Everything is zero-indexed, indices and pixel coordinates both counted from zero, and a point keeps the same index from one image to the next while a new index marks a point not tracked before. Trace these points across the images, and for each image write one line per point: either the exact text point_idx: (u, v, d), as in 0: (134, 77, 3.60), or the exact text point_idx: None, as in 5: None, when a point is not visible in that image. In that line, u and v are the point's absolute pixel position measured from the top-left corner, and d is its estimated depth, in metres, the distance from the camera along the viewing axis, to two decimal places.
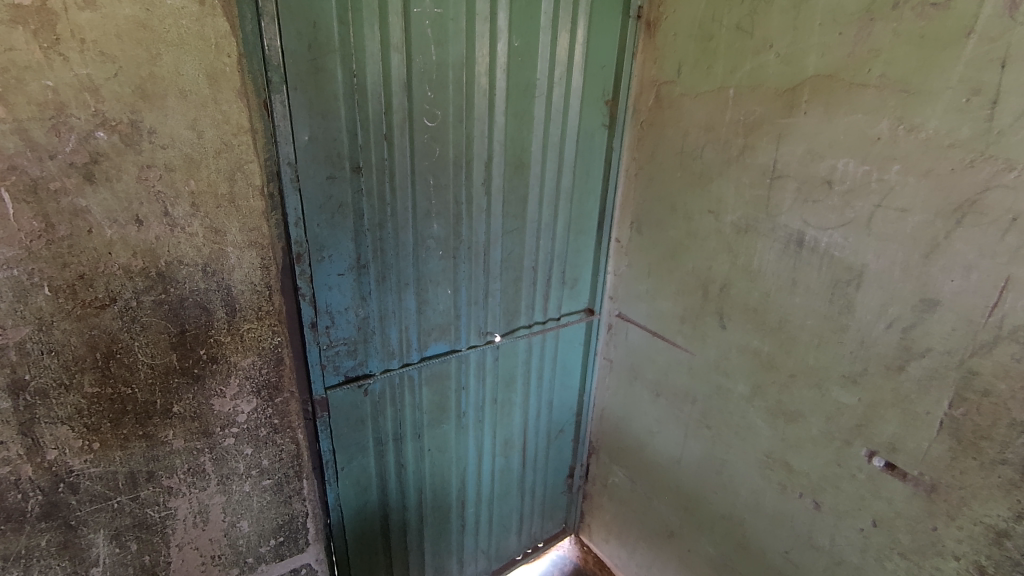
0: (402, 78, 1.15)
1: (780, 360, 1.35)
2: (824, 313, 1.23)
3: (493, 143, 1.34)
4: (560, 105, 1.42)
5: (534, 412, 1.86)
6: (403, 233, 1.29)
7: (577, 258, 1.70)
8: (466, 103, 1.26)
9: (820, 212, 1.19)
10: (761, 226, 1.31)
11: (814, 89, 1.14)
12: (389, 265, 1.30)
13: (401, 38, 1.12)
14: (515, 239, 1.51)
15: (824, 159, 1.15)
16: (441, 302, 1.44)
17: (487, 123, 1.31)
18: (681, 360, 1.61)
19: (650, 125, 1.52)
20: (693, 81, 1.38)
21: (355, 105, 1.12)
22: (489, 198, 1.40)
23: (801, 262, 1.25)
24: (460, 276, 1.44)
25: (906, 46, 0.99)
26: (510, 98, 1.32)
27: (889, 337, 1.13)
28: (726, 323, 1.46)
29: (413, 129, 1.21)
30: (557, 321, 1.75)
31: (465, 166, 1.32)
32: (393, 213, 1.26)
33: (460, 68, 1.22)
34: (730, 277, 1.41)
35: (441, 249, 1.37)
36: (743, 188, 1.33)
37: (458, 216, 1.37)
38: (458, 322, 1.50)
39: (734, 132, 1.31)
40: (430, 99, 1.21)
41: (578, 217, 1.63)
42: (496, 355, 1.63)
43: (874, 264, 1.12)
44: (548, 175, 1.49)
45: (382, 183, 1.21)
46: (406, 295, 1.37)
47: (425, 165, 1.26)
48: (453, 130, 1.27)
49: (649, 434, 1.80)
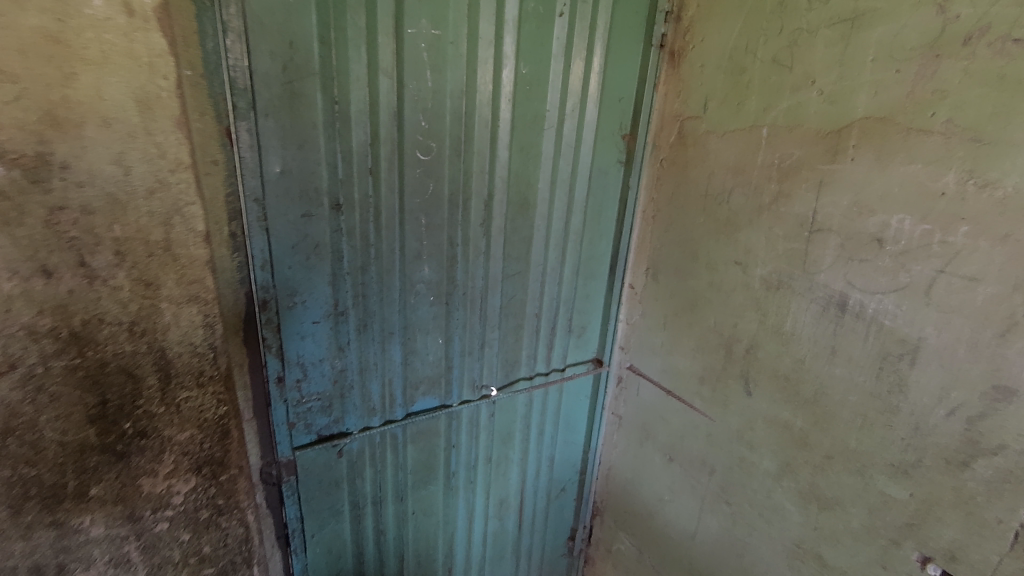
0: (391, 107, 1.02)
1: (814, 438, 1.18)
2: (869, 390, 1.06)
3: (495, 181, 1.20)
4: (572, 138, 1.28)
5: (533, 469, 1.69)
6: (389, 278, 1.15)
7: (585, 304, 1.54)
8: (465, 135, 1.13)
9: (867, 272, 1.03)
10: (796, 283, 1.15)
11: (863, 132, 0.99)
12: (371, 313, 1.16)
13: (392, 61, 0.99)
14: (516, 283, 1.36)
15: (873, 213, 1.00)
16: (431, 353, 1.29)
17: (488, 158, 1.17)
18: (699, 424, 1.44)
19: (671, 164, 1.37)
20: (722, 117, 1.23)
21: (336, 135, 0.99)
22: (488, 240, 1.25)
23: (843, 328, 1.08)
24: (453, 325, 1.29)
25: (980, 88, 0.84)
26: (516, 132, 1.19)
27: (951, 426, 0.96)
28: (751, 389, 1.29)
29: (403, 163, 1.07)
30: (561, 373, 1.59)
31: (461, 205, 1.18)
32: (380, 256, 1.12)
33: (460, 98, 1.09)
34: (758, 337, 1.25)
35: (432, 294, 1.23)
36: (776, 239, 1.17)
37: (453, 259, 1.22)
38: (450, 375, 1.35)
39: (766, 176, 1.16)
40: (423, 130, 1.07)
41: (588, 260, 1.48)
42: (492, 410, 1.47)
43: (933, 339, 0.95)
44: (556, 214, 1.35)
45: (367, 223, 1.07)
46: (390, 346, 1.22)
47: (416, 203, 1.12)
48: (450, 164, 1.13)
49: (660, 502, 1.62)
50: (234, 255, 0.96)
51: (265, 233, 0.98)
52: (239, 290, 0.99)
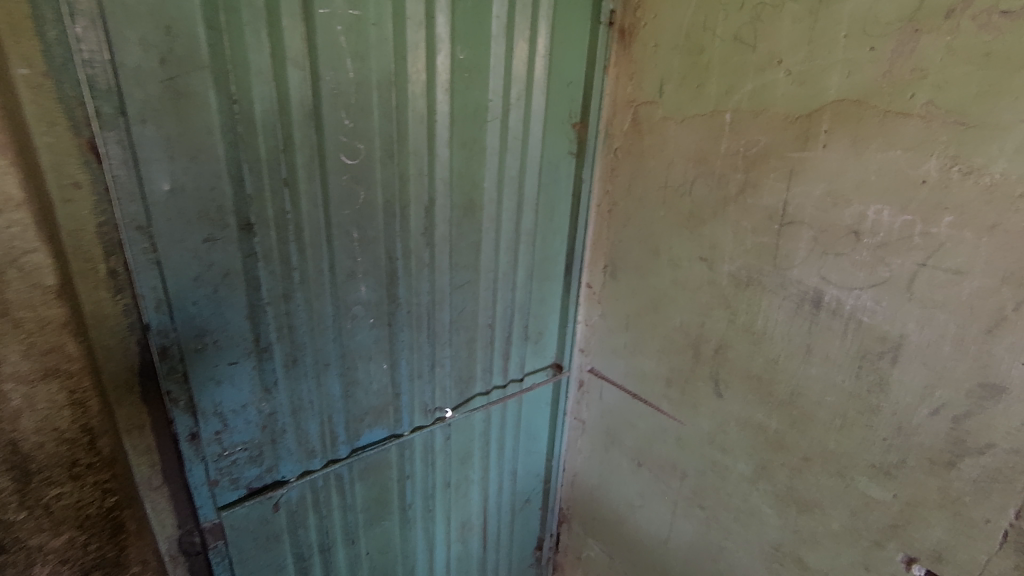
0: (307, 104, 0.85)
1: (791, 439, 1.12)
2: (849, 390, 1.01)
3: (435, 184, 1.05)
4: (518, 131, 1.15)
5: (495, 486, 1.58)
6: (318, 304, 0.99)
7: (541, 308, 1.43)
8: (399, 133, 0.97)
9: (843, 267, 0.96)
10: (766, 279, 1.08)
11: (836, 116, 0.91)
12: (300, 346, 0.99)
13: (302, 49, 0.82)
14: (466, 294, 1.23)
15: (849, 203, 0.93)
16: (375, 381, 1.14)
17: (426, 158, 1.02)
18: (667, 428, 1.37)
19: (626, 154, 1.27)
20: (679, 103, 1.13)
21: (240, 141, 0.81)
22: (432, 250, 1.11)
23: (818, 326, 1.02)
24: (398, 348, 1.14)
25: (964, 65, 0.78)
26: (456, 127, 1.04)
27: (935, 425, 0.91)
28: (722, 391, 1.22)
29: (326, 170, 0.91)
30: (520, 385, 1.49)
31: (399, 213, 1.03)
32: (306, 281, 0.95)
33: (389, 90, 0.93)
34: (727, 336, 1.18)
35: (371, 316, 1.07)
36: (743, 233, 1.09)
37: (393, 275, 1.07)
38: (398, 402, 1.20)
39: (731, 166, 1.07)
40: (348, 129, 0.91)
41: (541, 262, 1.36)
42: (448, 432, 1.34)
43: (915, 336, 0.90)
44: (505, 215, 1.22)
45: (288, 243, 0.91)
46: (326, 380, 1.06)
47: (344, 215, 0.96)
48: (382, 168, 0.97)
49: (630, 507, 1.55)
50: (118, 297, 0.80)
51: (157, 268, 0.81)
52: (130, 339, 0.83)
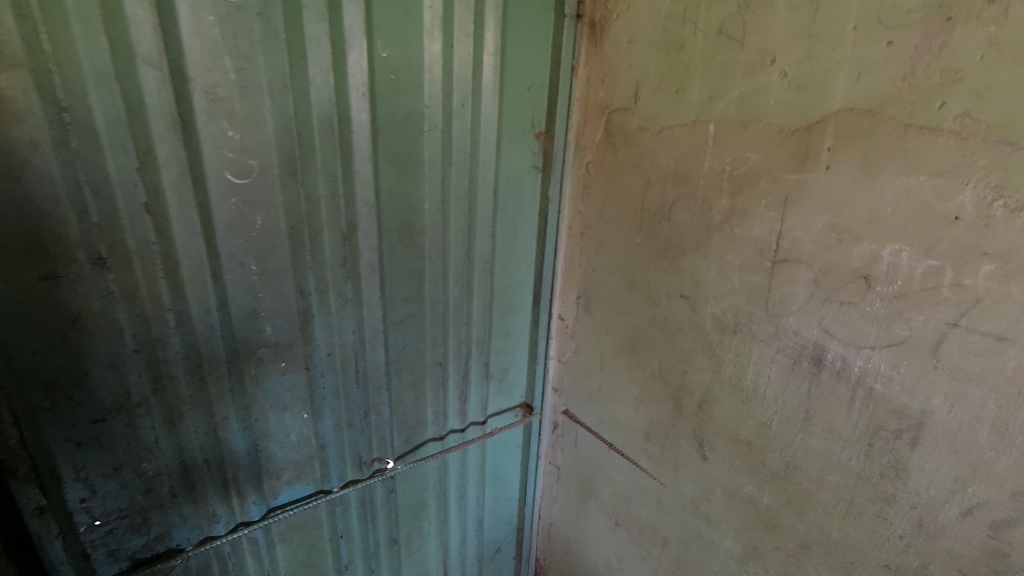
0: (170, 112, 0.69)
1: (786, 520, 0.92)
2: (857, 471, 0.80)
3: (355, 207, 0.89)
4: (465, 142, 0.97)
5: (457, 539, 1.40)
6: (208, 349, 0.83)
7: (505, 343, 1.25)
8: (302, 148, 0.80)
9: (850, 320, 0.76)
10: (757, 327, 0.88)
11: (842, 131, 0.72)
12: (185, 399, 0.83)
13: (158, 44, 0.66)
14: (407, 331, 1.06)
15: (858, 240, 0.73)
16: (292, 433, 0.97)
17: (341, 177, 0.85)
18: (646, 487, 1.18)
19: (599, 169, 1.08)
20: (656, 110, 0.94)
21: (77, 158, 0.65)
22: (356, 284, 0.94)
23: (818, 389, 0.82)
24: (319, 395, 0.98)
25: (1012, 66, 0.57)
26: (381, 139, 0.88)
27: (967, 529, 0.71)
28: (706, 453, 1.03)
29: (205, 192, 0.75)
30: (483, 429, 1.30)
31: (310, 241, 0.86)
32: (187, 323, 0.80)
33: (285, 95, 0.77)
34: (712, 391, 0.98)
35: (281, 360, 0.91)
36: (729, 270, 0.89)
37: (307, 313, 0.90)
38: (325, 455, 1.04)
39: (715, 188, 0.88)
40: (232, 143, 0.75)
41: (502, 292, 1.18)
42: (391, 485, 1.17)
43: (941, 414, 0.70)
44: (453, 240, 1.04)
45: (157, 280, 0.75)
46: (226, 435, 0.90)
47: (235, 245, 0.80)
48: (283, 188, 0.81)
49: (607, 568, 1.36)
50: None
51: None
52: None
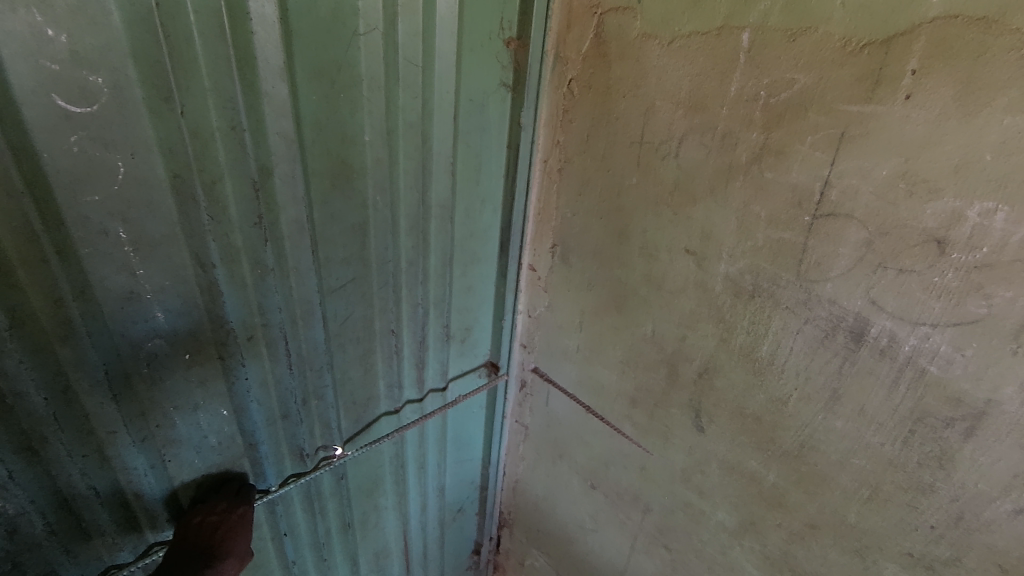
0: None
1: (793, 500, 0.83)
2: (888, 458, 0.70)
3: (266, 143, 0.64)
4: (416, 49, 0.72)
5: (417, 508, 1.28)
6: (70, 349, 0.60)
7: (466, 300, 1.06)
8: (175, 58, 0.54)
9: (908, 292, 0.62)
10: (781, 291, 0.73)
11: (936, 46, 0.53)
12: (45, 418, 0.61)
13: None
14: (350, 298, 0.84)
15: (936, 194, 0.57)
16: (210, 435, 0.77)
17: (243, 102, 0.60)
18: (629, 454, 1.07)
19: (586, 89, 0.86)
20: (666, 10, 0.72)
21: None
22: (278, 247, 0.71)
23: (854, 368, 0.70)
24: (241, 389, 0.77)
25: None
26: (297, 44, 0.62)
27: (1017, 527, 0.62)
28: (703, 424, 0.91)
29: (19, 127, 0.49)
30: (444, 396, 1.14)
31: (206, 194, 0.62)
32: (27, 319, 0.55)
33: None
34: (715, 358, 0.85)
35: (183, 352, 0.69)
36: (753, 222, 0.73)
37: (212, 288, 0.68)
38: (256, 453, 0.84)
39: (744, 119, 0.69)
40: (54, 49, 0.48)
41: (464, 242, 0.97)
42: (340, 471, 1.00)
43: (1012, 406, 0.59)
44: (404, 182, 0.81)
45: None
46: (116, 452, 0.68)
47: (87, 205, 0.55)
48: (154, 120, 0.55)
49: (580, 528, 1.29)
50: None
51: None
52: None
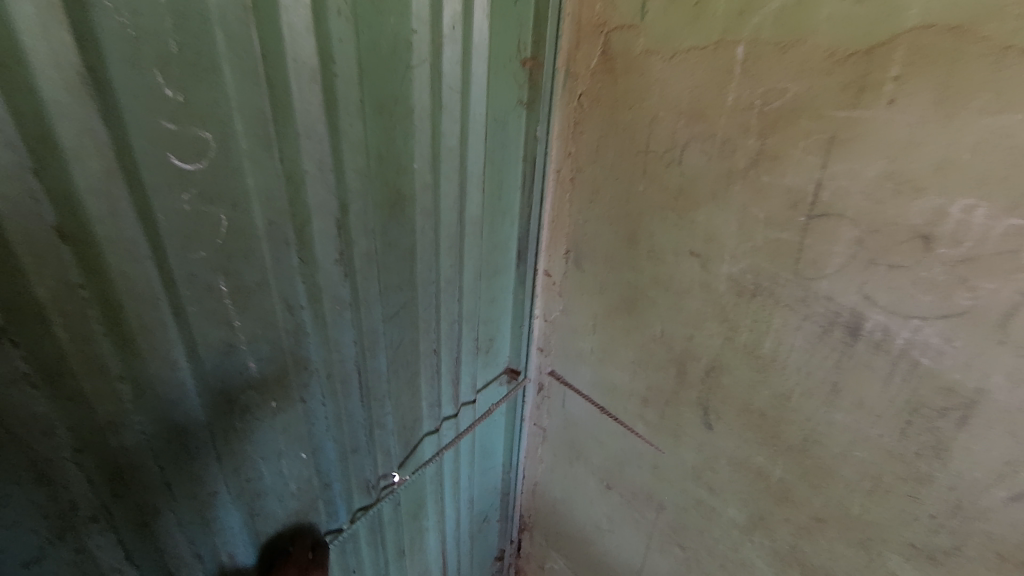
0: (74, 67, 0.44)
1: (799, 494, 0.85)
2: (888, 450, 0.73)
3: (345, 179, 0.68)
4: (454, 77, 0.77)
5: (453, 525, 1.33)
6: (182, 415, 0.63)
7: (491, 311, 1.11)
8: (274, 105, 0.58)
9: (899, 287, 0.65)
10: (781, 289, 0.77)
11: (915, 55, 0.57)
12: (159, 487, 0.64)
13: None
14: (402, 324, 0.88)
15: (921, 193, 0.61)
16: (290, 481, 0.81)
17: (328, 141, 0.64)
18: (642, 453, 1.10)
19: (595, 103, 0.91)
20: (669, 27, 0.77)
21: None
22: (353, 281, 0.76)
23: (851, 361, 0.73)
24: (319, 429, 0.82)
25: None
26: (366, 84, 0.66)
27: (1013, 513, 0.64)
28: (711, 422, 0.94)
29: (143, 192, 0.51)
30: (473, 408, 1.18)
31: (294, 236, 0.66)
32: (150, 392, 0.59)
33: (246, 25, 0.53)
34: (722, 356, 0.88)
35: (270, 400, 0.72)
36: (752, 224, 0.77)
37: (298, 331, 0.72)
38: (330, 492, 0.89)
39: (741, 126, 0.74)
40: (173, 107, 0.50)
41: (489, 253, 1.02)
42: (396, 501, 1.06)
43: (1002, 394, 0.61)
44: (445, 206, 0.86)
45: (95, 336, 0.53)
46: (215, 510, 0.71)
47: (195, 261, 0.58)
48: (254, 168, 0.59)
49: (597, 529, 1.31)
50: None
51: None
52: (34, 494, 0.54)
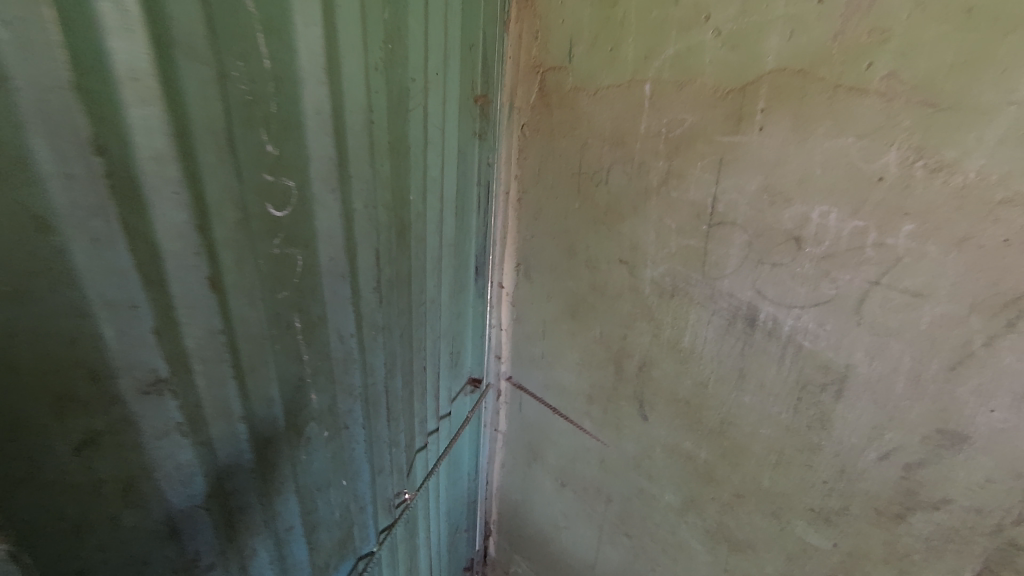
0: (219, 128, 0.49)
1: (722, 473, 0.96)
2: (785, 425, 0.84)
3: (378, 214, 0.74)
4: (437, 113, 0.84)
5: (434, 539, 1.34)
6: (271, 452, 0.67)
7: (458, 325, 1.15)
8: (337, 153, 0.64)
9: (781, 281, 0.78)
10: (694, 289, 0.89)
11: (775, 91, 0.71)
12: (252, 523, 0.67)
13: (199, 25, 0.44)
14: (399, 350, 0.90)
15: (789, 202, 0.74)
16: (335, 508, 0.85)
17: (369, 181, 0.71)
18: (590, 448, 1.20)
19: (535, 132, 1.04)
20: (592, 68, 0.90)
21: (119, 228, 0.43)
22: (384, 307, 0.82)
23: (752, 348, 0.84)
24: (355, 453, 0.86)
25: (936, 27, 0.58)
26: (383, 129, 0.71)
27: (883, 472, 0.76)
28: (647, 413, 1.05)
29: (254, 241, 0.56)
30: (449, 418, 1.21)
31: (348, 269, 0.71)
32: (253, 431, 0.63)
33: (323, 82, 0.59)
34: (652, 353, 0.99)
35: (325, 430, 0.77)
36: (667, 233, 0.90)
37: (346, 358, 0.77)
38: (363, 515, 0.94)
39: (653, 150, 0.87)
40: (272, 160, 0.55)
41: (458, 271, 1.07)
42: (406, 519, 1.12)
43: (864, 368, 0.73)
44: (432, 232, 0.92)
45: (224, 382, 0.57)
46: (284, 541, 0.75)
47: (281, 301, 0.62)
48: (322, 210, 0.64)
49: (555, 527, 1.40)
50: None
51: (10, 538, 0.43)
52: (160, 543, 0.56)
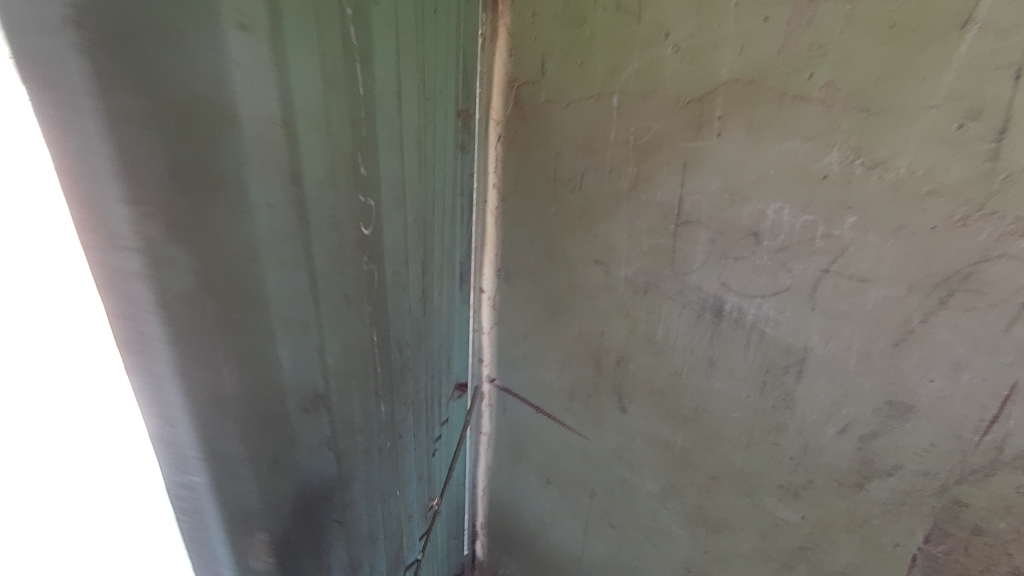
0: (346, 157, 0.59)
1: (698, 458, 1.02)
2: (753, 407, 0.91)
3: (418, 225, 0.84)
4: (440, 132, 0.89)
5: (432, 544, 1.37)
6: (364, 452, 0.77)
7: (449, 332, 1.16)
8: (401, 174, 0.75)
9: (744, 273, 0.85)
10: (665, 285, 0.95)
11: (729, 100, 0.78)
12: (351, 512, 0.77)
13: (339, 71, 0.55)
14: (423, 353, 0.96)
15: (747, 201, 0.81)
16: (395, 513, 0.94)
17: (414, 196, 0.81)
18: (573, 443, 1.25)
19: (510, 142, 1.09)
20: (564, 81, 0.96)
21: (298, 248, 0.54)
22: (423, 316, 0.93)
23: (720, 337, 0.91)
24: (406, 463, 0.96)
25: (865, 42, 0.66)
26: (417, 147, 0.80)
27: (843, 445, 0.83)
28: (626, 406, 1.11)
29: (357, 255, 0.65)
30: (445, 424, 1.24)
31: (404, 279, 0.81)
32: (358, 432, 0.74)
33: (396, 114, 0.71)
34: (628, 347, 1.05)
35: (392, 438, 0.86)
36: (639, 233, 0.96)
37: (401, 369, 0.87)
38: (410, 520, 1.04)
39: (622, 157, 0.93)
40: (367, 183, 0.66)
41: (450, 277, 1.11)
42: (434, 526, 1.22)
43: (821, 349, 0.81)
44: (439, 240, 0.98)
45: (342, 390, 0.68)
46: (370, 533, 0.85)
47: (369, 313, 0.72)
48: (391, 226, 0.74)
49: (542, 524, 1.44)
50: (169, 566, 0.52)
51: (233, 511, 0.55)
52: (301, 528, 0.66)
